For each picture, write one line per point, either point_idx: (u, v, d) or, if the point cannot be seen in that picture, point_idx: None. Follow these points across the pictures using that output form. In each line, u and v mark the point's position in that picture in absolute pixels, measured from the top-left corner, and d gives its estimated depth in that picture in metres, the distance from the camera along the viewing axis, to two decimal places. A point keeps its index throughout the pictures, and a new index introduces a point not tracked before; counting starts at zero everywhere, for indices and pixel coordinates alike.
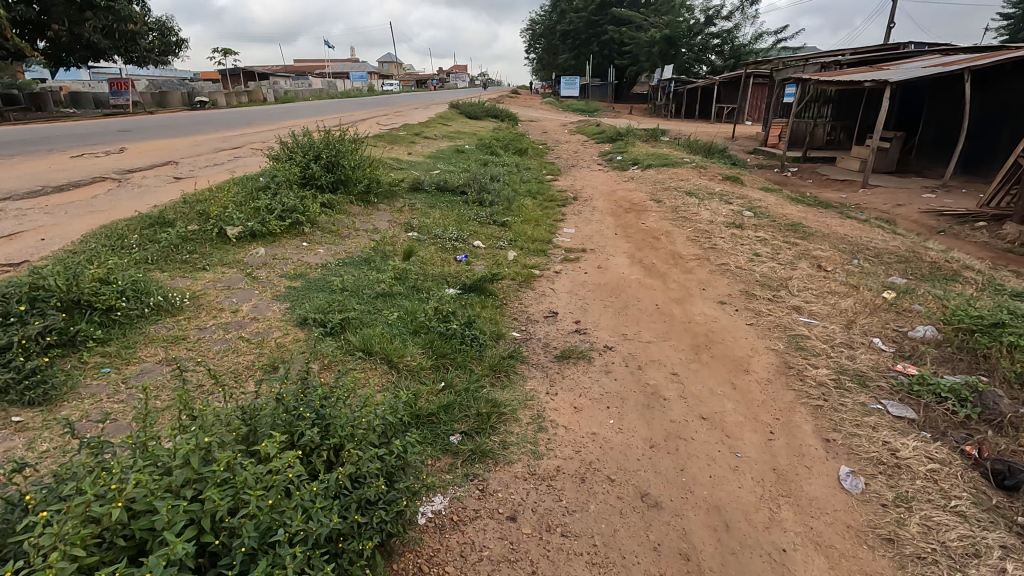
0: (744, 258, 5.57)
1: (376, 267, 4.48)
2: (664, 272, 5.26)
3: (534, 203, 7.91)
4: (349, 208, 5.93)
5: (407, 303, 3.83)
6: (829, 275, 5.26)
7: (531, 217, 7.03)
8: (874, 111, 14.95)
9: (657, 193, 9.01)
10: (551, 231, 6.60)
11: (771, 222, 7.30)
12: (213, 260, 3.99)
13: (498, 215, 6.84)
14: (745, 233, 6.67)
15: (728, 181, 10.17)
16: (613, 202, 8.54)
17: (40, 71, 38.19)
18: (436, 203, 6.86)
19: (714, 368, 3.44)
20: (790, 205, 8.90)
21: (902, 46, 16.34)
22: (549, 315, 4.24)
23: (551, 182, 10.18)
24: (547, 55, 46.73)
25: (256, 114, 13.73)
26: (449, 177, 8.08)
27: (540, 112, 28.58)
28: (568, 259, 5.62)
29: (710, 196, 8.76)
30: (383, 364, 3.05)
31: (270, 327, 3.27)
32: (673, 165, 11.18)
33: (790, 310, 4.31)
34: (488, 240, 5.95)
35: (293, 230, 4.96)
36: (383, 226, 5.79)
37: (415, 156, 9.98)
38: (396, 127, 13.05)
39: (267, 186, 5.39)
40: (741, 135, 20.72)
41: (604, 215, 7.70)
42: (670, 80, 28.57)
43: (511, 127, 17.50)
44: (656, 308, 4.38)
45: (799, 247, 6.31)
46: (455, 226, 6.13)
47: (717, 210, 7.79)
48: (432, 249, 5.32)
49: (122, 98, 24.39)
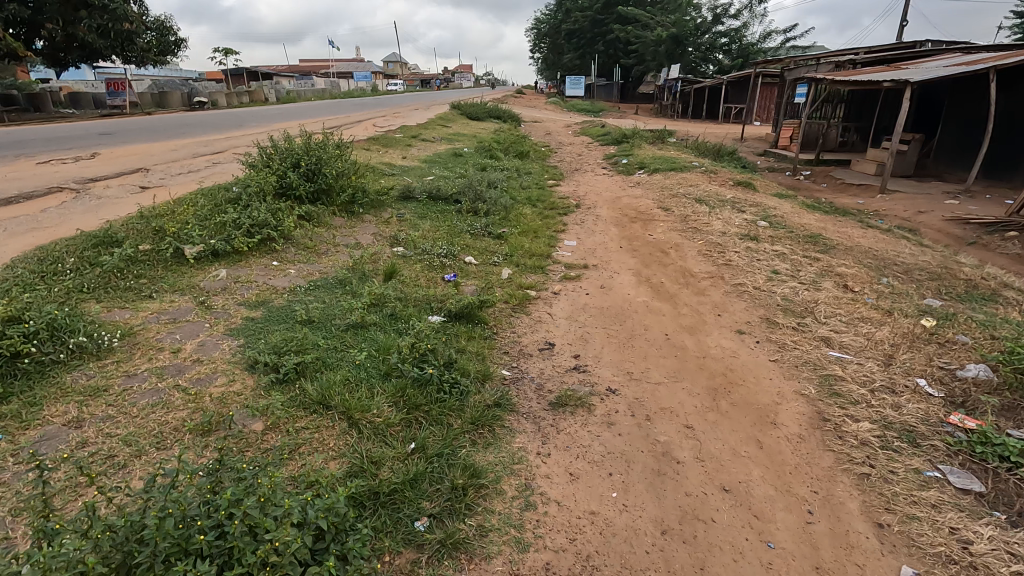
0: (761, 277, 5.07)
1: (351, 292, 4.00)
2: (674, 293, 4.76)
3: (533, 212, 7.42)
4: (330, 221, 5.46)
5: (380, 338, 3.35)
6: (857, 297, 4.75)
7: (529, 228, 6.54)
8: (891, 112, 14.35)
9: (665, 200, 8.50)
10: (551, 245, 6.11)
11: (788, 234, 6.79)
12: (162, 286, 3.52)
13: (494, 226, 6.35)
14: (760, 247, 6.16)
15: (739, 187, 9.64)
16: (618, 210, 8.04)
17: (43, 72, 38.02)
18: (427, 213, 6.38)
19: (734, 420, 2.93)
20: (807, 213, 8.38)
21: (919, 44, 15.74)
22: (544, 347, 3.75)
23: (552, 187, 9.70)
24: (552, 54, 46.21)
25: (248, 115, 13.31)
26: (443, 184, 7.61)
27: (544, 112, 28.09)
28: (568, 277, 5.13)
29: (720, 204, 8.24)
30: (343, 421, 2.57)
31: (213, 372, 2.78)
32: (681, 170, 10.66)
33: (818, 343, 3.80)
34: (481, 255, 5.46)
35: (263, 247, 4.49)
36: (366, 240, 5.33)
37: (410, 160, 9.51)
38: (393, 130, 12.58)
39: (238, 198, 4.93)
40: (749, 137, 20.15)
41: (608, 225, 7.20)
42: (676, 80, 27.99)
43: (513, 129, 17.03)
44: (665, 339, 3.88)
45: (820, 262, 5.80)
46: (445, 240, 5.65)
47: (729, 220, 7.27)
48: (418, 267, 4.84)
49: (119, 99, 24.08)
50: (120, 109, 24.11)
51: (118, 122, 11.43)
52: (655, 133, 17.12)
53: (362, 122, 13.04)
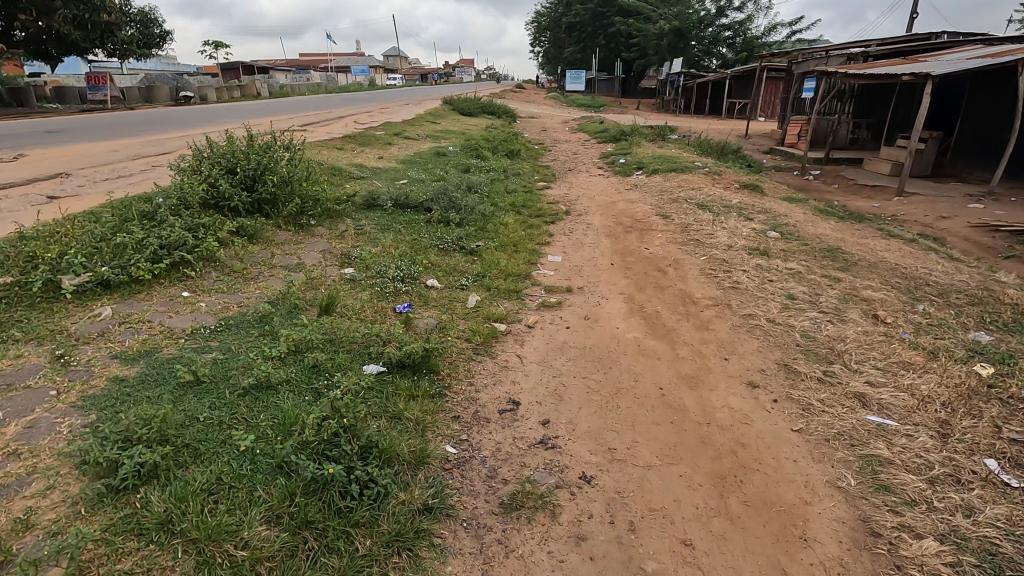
0: (775, 306, 4.28)
1: (269, 334, 3.23)
2: (671, 327, 3.98)
3: (515, 220, 6.62)
4: (269, 237, 4.68)
5: (286, 406, 2.58)
6: (891, 332, 3.96)
7: (507, 241, 5.76)
8: (906, 107, 13.48)
9: (664, 206, 7.70)
10: (531, 262, 5.32)
11: (803, 247, 5.98)
12: (13, 336, 2.77)
13: (468, 240, 5.57)
14: (771, 264, 5.36)
15: (745, 190, 8.82)
16: (611, 218, 7.23)
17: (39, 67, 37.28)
18: (391, 224, 5.58)
19: (750, 534, 2.15)
20: (821, 220, 7.57)
21: (936, 36, 14.86)
22: (505, 410, 2.97)
23: (542, 190, 8.92)
24: (553, 49, 45.25)
25: (221, 112, 12.51)
26: (416, 189, 6.83)
27: (542, 107, 27.23)
28: (546, 305, 4.34)
29: (725, 211, 7.43)
30: (191, 557, 1.79)
31: (27, 471, 2.01)
32: (682, 171, 9.84)
33: (852, 402, 3.00)
34: (448, 277, 4.68)
35: (173, 273, 3.73)
36: (312, 260, 4.55)
37: (386, 161, 8.71)
38: (375, 127, 11.78)
39: (153, 211, 4.15)
40: (754, 134, 19.28)
41: (599, 237, 6.40)
42: (679, 75, 27.06)
43: (506, 125, 16.23)
44: (659, 395, 3.09)
45: (842, 284, 5.01)
46: (406, 257, 4.86)
47: (735, 231, 6.47)
48: (366, 295, 4.05)
49: (101, 93, 23.23)
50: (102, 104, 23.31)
51: (78, 119, 10.66)
52: (655, 129, 16.28)
53: (343, 119, 12.24)
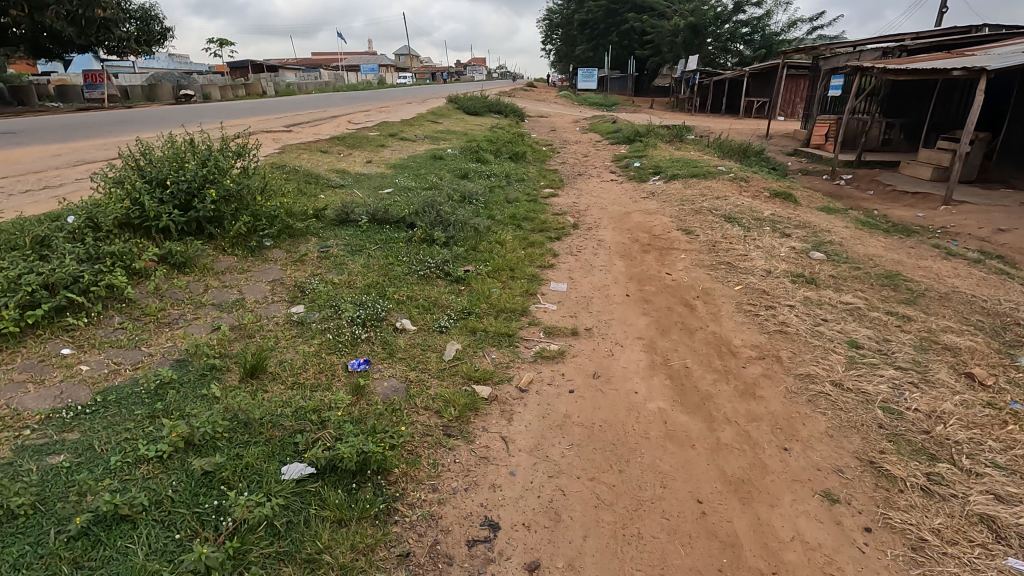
0: (839, 362, 3.34)
1: (160, 415, 2.36)
2: (705, 391, 3.06)
3: (513, 237, 5.72)
4: (207, 265, 3.83)
5: (134, 560, 1.70)
6: (998, 401, 3.01)
7: (502, 265, 4.86)
8: (950, 105, 12.34)
9: (685, 220, 6.75)
10: (529, 293, 4.42)
11: (856, 273, 5.02)
12: None
13: (455, 265, 4.68)
14: (822, 297, 4.41)
15: (776, 200, 7.84)
16: (625, 233, 6.30)
17: (53, 65, 36.53)
18: (363, 245, 4.70)
19: None
20: (868, 236, 6.59)
21: (979, 29, 13.69)
22: (478, 542, 2.07)
23: (547, 198, 8.03)
24: (564, 47, 44.27)
25: (208, 111, 11.74)
26: (400, 199, 5.97)
27: (552, 107, 26.28)
28: (544, 356, 3.44)
29: (757, 226, 6.46)
30: None
31: None
32: (704, 176, 8.86)
33: (982, 536, 2.07)
34: (424, 316, 3.78)
35: (58, 321, 2.89)
36: (256, 295, 3.68)
37: (374, 166, 7.84)
38: (369, 128, 10.93)
39: (50, 235, 3.31)
40: (776, 135, 18.19)
41: (612, 257, 5.49)
42: (695, 72, 25.96)
43: (513, 125, 15.35)
44: (698, 516, 2.17)
45: (913, 324, 4.05)
46: (375, 289, 3.98)
47: (771, 251, 5.52)
48: (313, 347, 3.17)
49: (96, 92, 22.51)
50: (99, 103, 22.70)
51: (52, 120, 9.94)
52: (672, 130, 15.29)
53: (336, 119, 11.42)
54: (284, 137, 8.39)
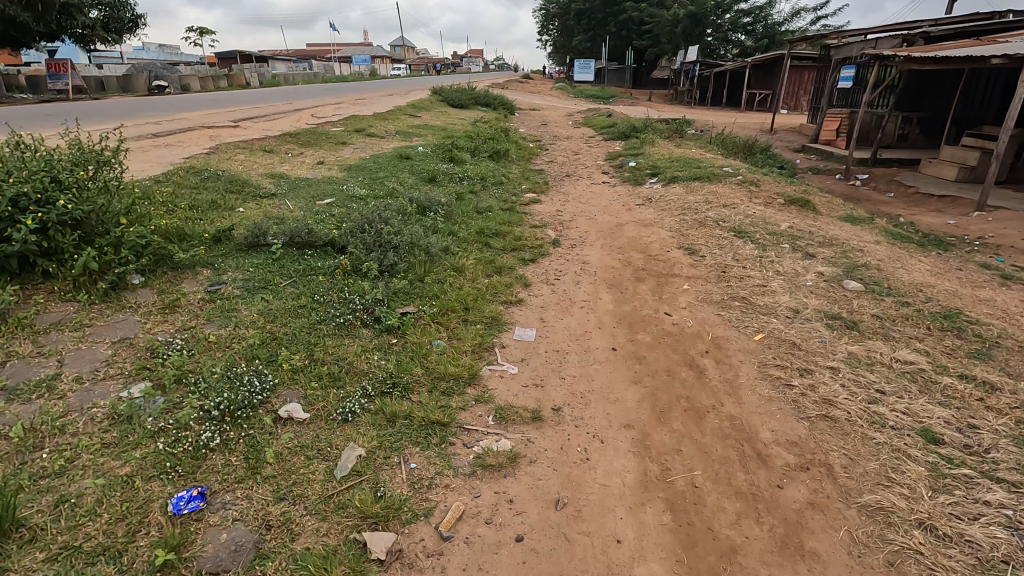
0: (919, 477, 2.26)
1: None
2: (725, 541, 1.99)
3: (475, 261, 4.62)
4: (24, 319, 2.74)
5: None
6: None
7: (452, 304, 3.78)
8: (977, 98, 11.24)
9: (688, 235, 5.65)
10: (482, 348, 3.33)
11: (905, 314, 3.93)
12: None
13: (389, 306, 3.60)
14: (869, 351, 3.34)
15: (792, 209, 6.75)
16: (615, 253, 5.20)
17: (33, 55, 35.12)
18: (270, 281, 3.61)
19: None
20: (906, 254, 5.50)
21: (1006, 15, 12.56)
22: None
23: (527, 205, 6.93)
24: (559, 38, 42.90)
25: (156, 105, 10.57)
26: (339, 212, 4.87)
27: (546, 99, 25.06)
28: (486, 466, 2.35)
29: (773, 243, 5.38)
30: None
31: None
32: (708, 179, 7.75)
33: None
34: (325, 395, 2.70)
35: None
36: (82, 368, 2.58)
37: (325, 168, 6.73)
38: (333, 122, 9.79)
39: None
40: (780, 129, 17.09)
41: (596, 288, 4.39)
42: (694, 63, 24.75)
43: (500, 119, 14.21)
44: None
45: (1000, 396, 2.97)
46: (263, 353, 2.88)
47: (795, 280, 4.44)
48: (126, 468, 2.08)
49: (60, 82, 21.15)
50: (63, 94, 21.36)
51: None
52: (671, 124, 14.18)
53: (298, 113, 10.28)
54: (223, 134, 7.27)
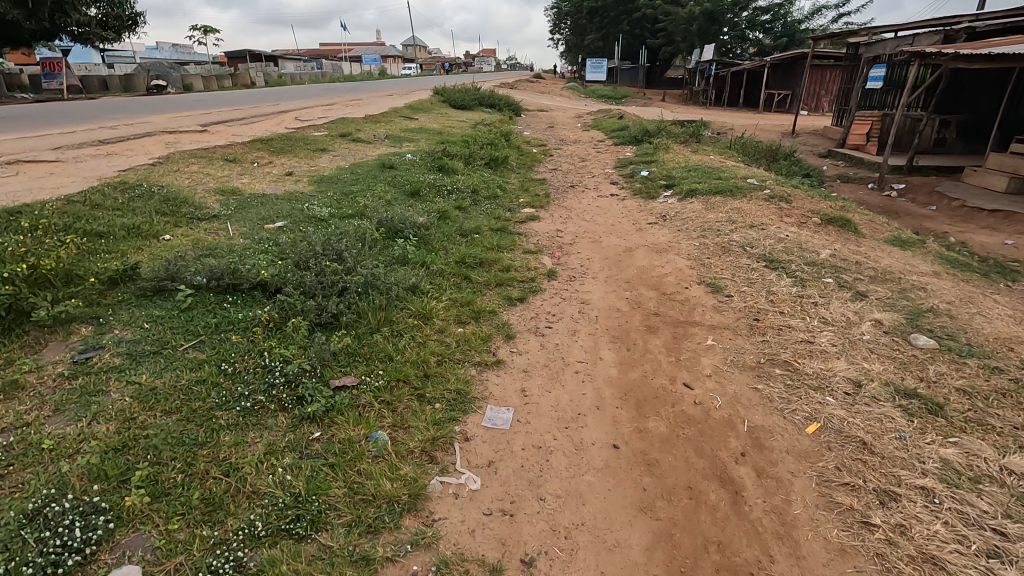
0: None
1: None
2: None
3: (446, 305, 3.75)
4: None
5: None
6: None
7: (406, 372, 2.92)
8: None
9: (709, 266, 4.74)
10: (436, 444, 2.46)
11: (1001, 388, 2.99)
12: None
13: (321, 378, 2.76)
14: (968, 455, 2.42)
15: (830, 231, 5.79)
16: (622, 290, 4.30)
17: None
18: (167, 343, 2.77)
19: None
20: (976, 291, 4.54)
21: None
22: None
23: (524, 223, 6.06)
24: (571, 37, 41.93)
25: (131, 106, 9.82)
26: (286, 239, 4.03)
27: (556, 99, 24.14)
28: None
29: (815, 278, 4.45)
30: None
31: None
32: (731, 193, 6.81)
33: None
34: (188, 542, 1.85)
35: None
36: None
37: (292, 180, 5.92)
38: (317, 126, 8.97)
39: None
40: (804, 132, 16.02)
41: (596, 341, 3.50)
42: (710, 62, 23.66)
43: (504, 121, 13.35)
44: None
45: None
46: (114, 466, 2.04)
47: (849, 333, 3.53)
48: None
49: (55, 82, 20.66)
50: (58, 94, 20.83)
51: None
52: (686, 127, 13.23)
53: (281, 115, 9.48)
54: (182, 141, 6.49)
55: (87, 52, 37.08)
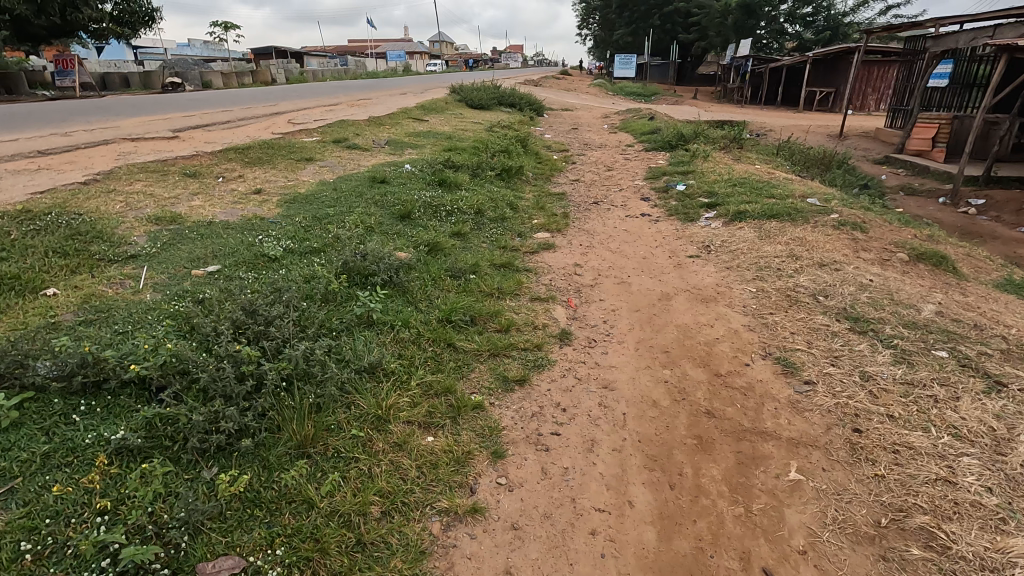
0: None
1: None
2: None
3: (413, 396, 2.69)
4: None
5: None
6: None
7: (326, 541, 1.88)
8: None
9: (775, 327, 3.58)
10: None
11: None
12: None
13: (183, 560, 1.74)
14: None
15: (923, 272, 4.56)
16: (658, 366, 3.18)
17: None
18: None
19: None
20: None
21: None
22: None
23: (535, 253, 4.96)
24: (600, 33, 40.45)
25: (116, 108, 9.04)
26: (205, 294, 3.01)
27: (582, 97, 22.90)
28: None
29: (923, 351, 3.26)
30: None
31: None
32: (788, 218, 5.61)
33: None
34: None
35: None
36: None
37: (257, 200, 4.95)
38: (310, 130, 8.02)
39: None
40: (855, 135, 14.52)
41: (624, 463, 2.40)
42: (748, 58, 22.12)
43: (523, 122, 12.27)
44: None
45: None
46: None
47: (1007, 463, 2.35)
48: None
49: (68, 79, 20.23)
50: (71, 92, 20.41)
51: None
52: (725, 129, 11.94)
53: (272, 118, 8.55)
54: (138, 151, 5.57)
55: (115, 47, 37.15)
